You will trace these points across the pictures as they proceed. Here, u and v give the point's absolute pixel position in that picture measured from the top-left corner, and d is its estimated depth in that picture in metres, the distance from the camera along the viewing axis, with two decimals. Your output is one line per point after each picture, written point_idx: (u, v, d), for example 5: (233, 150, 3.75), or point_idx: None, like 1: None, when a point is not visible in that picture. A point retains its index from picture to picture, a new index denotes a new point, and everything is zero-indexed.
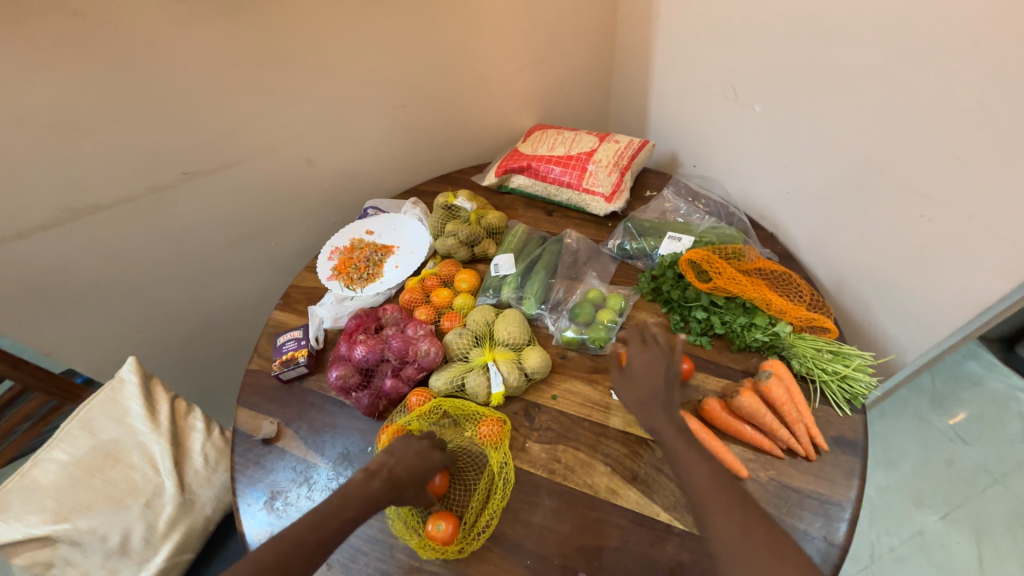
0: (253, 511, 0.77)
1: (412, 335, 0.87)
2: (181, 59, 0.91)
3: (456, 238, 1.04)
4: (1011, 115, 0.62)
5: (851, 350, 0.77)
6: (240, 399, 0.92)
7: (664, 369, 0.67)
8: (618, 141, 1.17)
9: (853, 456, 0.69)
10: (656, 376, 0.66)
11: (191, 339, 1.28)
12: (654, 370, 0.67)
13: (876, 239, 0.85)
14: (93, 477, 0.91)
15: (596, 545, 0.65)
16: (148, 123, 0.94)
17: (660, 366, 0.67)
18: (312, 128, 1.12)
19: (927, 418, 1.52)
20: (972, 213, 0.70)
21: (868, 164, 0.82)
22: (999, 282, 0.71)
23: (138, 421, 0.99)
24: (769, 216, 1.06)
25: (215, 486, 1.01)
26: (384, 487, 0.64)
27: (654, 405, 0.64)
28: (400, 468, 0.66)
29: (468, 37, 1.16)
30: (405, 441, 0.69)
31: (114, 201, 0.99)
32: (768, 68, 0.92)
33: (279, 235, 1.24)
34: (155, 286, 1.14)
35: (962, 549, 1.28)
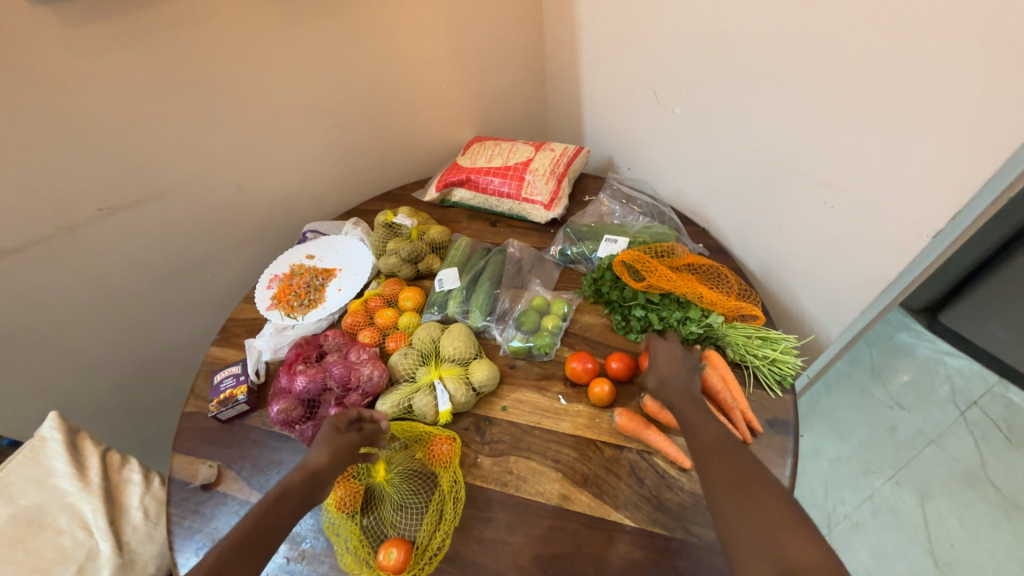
0: (192, 564, 0.72)
1: (354, 361, 0.84)
2: (89, 92, 0.87)
3: (398, 256, 1.03)
4: (886, 106, 0.69)
5: (778, 334, 0.81)
6: (176, 445, 0.86)
7: (682, 357, 0.71)
8: (554, 148, 1.19)
9: (786, 436, 0.73)
10: (671, 362, 0.70)
11: (124, 384, 1.20)
12: (673, 357, 0.71)
13: (793, 228, 0.91)
14: (14, 549, 0.82)
15: (550, 553, 0.65)
16: (55, 160, 0.89)
17: (678, 353, 0.71)
18: (240, 154, 1.08)
19: (867, 389, 1.62)
20: (867, 197, 0.77)
21: (778, 158, 0.87)
22: (897, 261, 0.77)
23: (65, 480, 0.92)
24: (700, 212, 1.11)
25: (157, 543, 0.94)
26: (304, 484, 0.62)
27: (677, 383, 0.67)
28: (316, 456, 0.65)
29: (397, 55, 1.16)
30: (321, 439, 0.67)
31: (22, 245, 0.92)
32: (683, 74, 0.97)
33: (214, 267, 1.19)
34: (79, 332, 1.07)
35: (908, 508, 1.37)
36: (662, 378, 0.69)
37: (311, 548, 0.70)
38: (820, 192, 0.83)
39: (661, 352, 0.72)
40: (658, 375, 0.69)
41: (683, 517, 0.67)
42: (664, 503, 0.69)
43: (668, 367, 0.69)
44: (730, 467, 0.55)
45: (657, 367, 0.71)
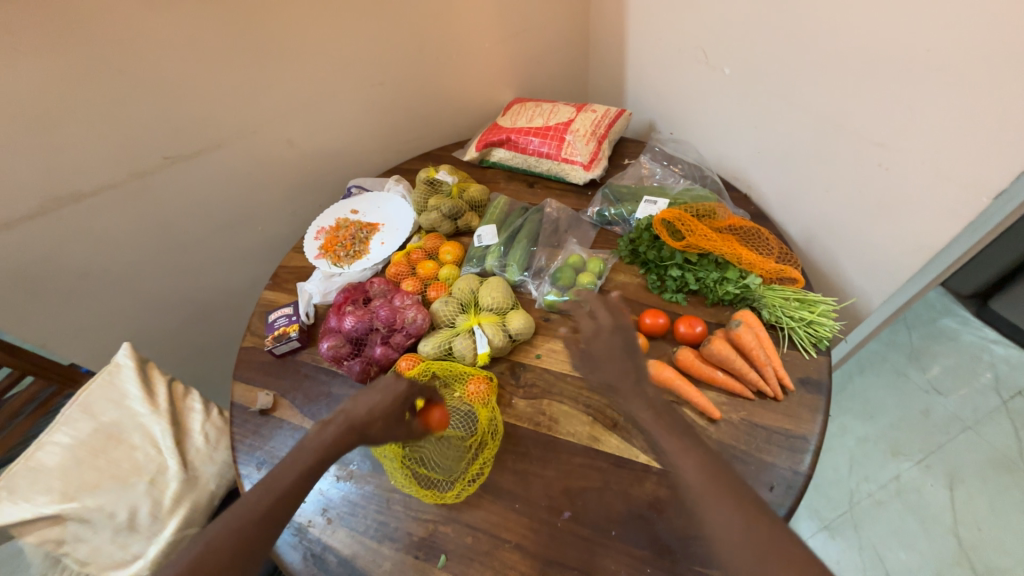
0: (254, 476, 0.80)
1: (399, 305, 0.89)
2: (155, 43, 0.92)
3: (439, 212, 1.06)
4: (956, 60, 0.65)
5: (817, 297, 0.81)
6: (236, 375, 0.94)
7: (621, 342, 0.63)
8: (595, 110, 1.18)
9: (818, 395, 0.74)
10: (617, 358, 0.62)
11: (184, 324, 1.30)
12: (612, 347, 0.63)
13: (842, 193, 0.89)
14: (98, 458, 0.94)
15: (579, 487, 0.70)
16: (126, 109, 0.95)
17: (617, 340, 0.63)
18: (289, 108, 1.12)
19: (904, 373, 1.58)
20: (924, 159, 0.74)
21: (832, 120, 0.84)
22: (949, 228, 0.75)
23: (137, 403, 1.01)
24: (743, 178, 1.09)
25: (218, 464, 1.03)
26: (341, 430, 0.63)
27: (626, 388, 0.60)
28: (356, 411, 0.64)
29: (443, 11, 1.16)
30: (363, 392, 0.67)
31: (97, 189, 1.00)
32: (736, 31, 0.94)
33: (265, 219, 1.26)
34: (145, 274, 1.16)
35: (935, 492, 1.35)
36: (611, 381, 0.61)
37: (358, 469, 0.77)
38: (875, 154, 0.80)
39: (597, 341, 0.64)
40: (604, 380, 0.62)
41: None
42: None
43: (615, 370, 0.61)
44: (734, 525, 0.49)
45: (601, 368, 0.63)
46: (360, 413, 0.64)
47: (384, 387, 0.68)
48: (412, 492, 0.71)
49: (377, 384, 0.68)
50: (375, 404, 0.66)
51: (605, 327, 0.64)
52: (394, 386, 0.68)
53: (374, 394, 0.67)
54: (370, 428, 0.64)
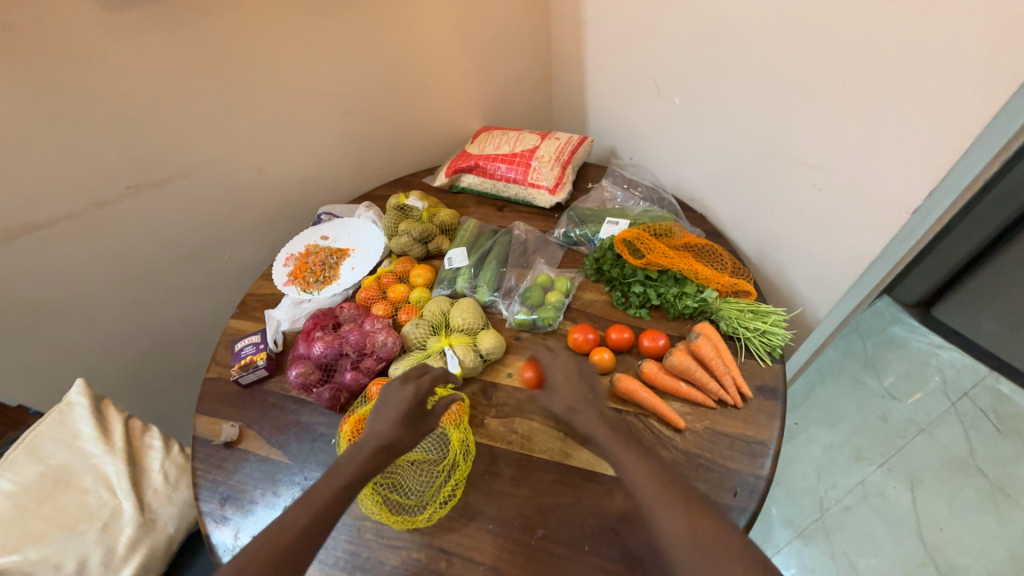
0: (217, 514, 0.77)
1: (369, 329, 0.90)
2: (121, 75, 0.92)
3: (409, 236, 1.08)
4: (869, 91, 0.74)
5: (769, 308, 0.86)
6: (199, 408, 0.91)
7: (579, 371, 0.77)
8: (558, 137, 1.24)
9: (774, 401, 0.78)
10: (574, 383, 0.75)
11: (144, 357, 1.25)
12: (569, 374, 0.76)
13: (785, 212, 0.96)
14: (44, 505, 0.87)
15: (552, 503, 0.70)
16: (87, 139, 0.94)
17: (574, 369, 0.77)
18: (259, 137, 1.13)
19: (861, 380, 1.66)
20: (853, 178, 0.81)
21: (771, 145, 0.92)
22: (879, 241, 0.82)
23: (90, 443, 0.97)
24: (698, 199, 1.16)
25: (177, 505, 0.98)
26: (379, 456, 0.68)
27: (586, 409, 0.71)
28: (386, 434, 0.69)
29: (410, 46, 1.21)
30: (381, 415, 0.72)
31: (54, 219, 0.97)
32: (682, 65, 1.02)
33: (232, 247, 1.24)
34: (103, 306, 1.12)
35: (898, 494, 1.41)
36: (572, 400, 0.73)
37: None
38: (810, 176, 0.88)
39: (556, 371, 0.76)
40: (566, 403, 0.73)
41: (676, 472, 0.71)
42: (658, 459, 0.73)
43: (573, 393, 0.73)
44: (685, 525, 0.56)
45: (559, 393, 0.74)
46: (385, 433, 0.69)
47: (396, 397, 0.73)
48: (380, 517, 0.69)
49: (387, 402, 0.73)
50: (393, 419, 0.71)
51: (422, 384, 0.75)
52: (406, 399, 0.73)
53: (386, 409, 0.72)
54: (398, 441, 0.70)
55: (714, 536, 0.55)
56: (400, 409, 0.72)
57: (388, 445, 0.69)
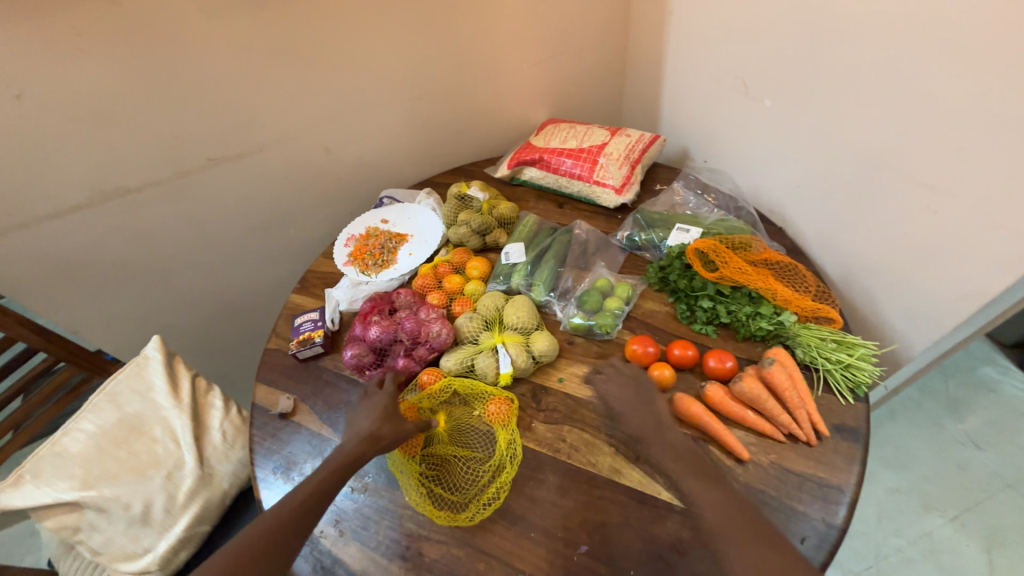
0: (270, 480, 0.80)
1: (424, 318, 0.89)
2: (211, 50, 0.96)
3: (468, 227, 1.07)
4: (1014, 105, 0.64)
5: (856, 340, 0.78)
6: (259, 376, 0.95)
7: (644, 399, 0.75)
8: (629, 134, 1.18)
9: (854, 444, 0.70)
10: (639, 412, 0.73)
11: (211, 320, 1.33)
12: (635, 404, 0.74)
13: (885, 233, 0.86)
14: (119, 448, 0.94)
15: (598, 520, 0.68)
16: (178, 111, 0.99)
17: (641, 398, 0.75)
18: (331, 118, 1.15)
19: (939, 423, 1.50)
20: (978, 204, 0.71)
21: (877, 157, 0.82)
22: (1003, 276, 0.72)
23: (162, 396, 1.02)
24: (778, 211, 1.07)
25: (233, 462, 1.03)
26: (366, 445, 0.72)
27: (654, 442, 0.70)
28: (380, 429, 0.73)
29: (485, 31, 1.19)
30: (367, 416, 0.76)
31: (143, 184, 1.04)
32: (779, 64, 0.93)
33: (298, 223, 1.28)
34: (179, 269, 1.19)
35: (971, 553, 1.26)
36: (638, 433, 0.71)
37: (373, 482, 0.76)
38: (923, 197, 0.78)
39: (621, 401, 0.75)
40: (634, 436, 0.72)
41: None
42: None
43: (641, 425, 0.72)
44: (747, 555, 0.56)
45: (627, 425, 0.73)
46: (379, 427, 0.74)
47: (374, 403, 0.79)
48: (423, 510, 0.71)
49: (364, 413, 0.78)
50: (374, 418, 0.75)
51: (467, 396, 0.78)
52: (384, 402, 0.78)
53: (367, 412, 0.77)
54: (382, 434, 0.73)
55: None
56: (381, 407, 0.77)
57: (374, 437, 0.73)
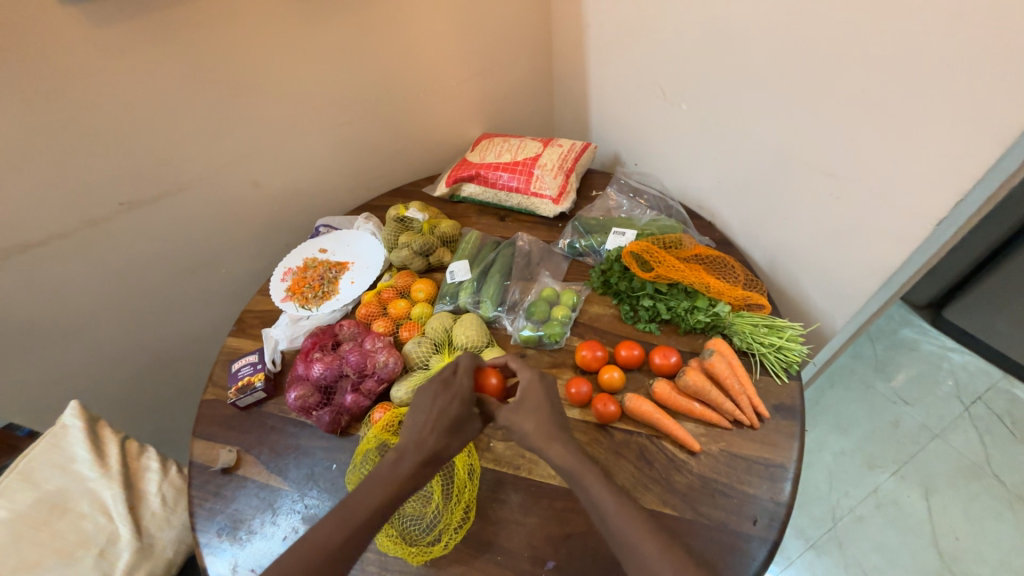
0: (215, 544, 0.75)
1: (370, 349, 0.87)
2: (112, 89, 0.89)
3: (410, 248, 1.05)
4: (892, 99, 0.71)
5: (784, 322, 0.84)
6: (196, 432, 0.89)
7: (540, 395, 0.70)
8: (562, 144, 1.21)
9: (792, 421, 0.75)
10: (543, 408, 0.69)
11: (142, 375, 1.23)
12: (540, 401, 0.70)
13: (800, 219, 0.93)
14: (39, 532, 0.82)
15: (563, 533, 0.67)
16: (80, 156, 0.91)
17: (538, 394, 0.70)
18: (256, 149, 1.10)
19: (871, 384, 1.61)
20: (872, 188, 0.79)
21: (785, 152, 0.89)
22: (902, 250, 0.79)
23: (85, 467, 0.91)
24: (706, 206, 1.13)
25: (176, 527, 0.92)
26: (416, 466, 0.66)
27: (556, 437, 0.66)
28: (428, 442, 0.67)
29: (409, 52, 1.18)
30: (423, 421, 0.69)
31: (46, 238, 0.94)
32: (690, 70, 0.99)
33: (229, 261, 1.22)
34: (98, 324, 1.09)
35: (912, 502, 1.36)
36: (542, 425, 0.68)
37: None
38: (828, 184, 0.85)
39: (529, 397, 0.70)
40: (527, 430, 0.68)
41: (692, 499, 0.69)
42: (673, 484, 0.70)
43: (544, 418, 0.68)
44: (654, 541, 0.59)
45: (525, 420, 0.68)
46: (427, 441, 0.67)
47: (426, 408, 0.70)
48: (400, 555, 0.67)
49: (424, 407, 0.70)
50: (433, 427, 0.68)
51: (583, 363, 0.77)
52: (442, 409, 0.69)
53: (418, 416, 0.69)
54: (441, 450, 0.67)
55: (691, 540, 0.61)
56: (433, 419, 0.69)
57: (432, 457, 0.67)
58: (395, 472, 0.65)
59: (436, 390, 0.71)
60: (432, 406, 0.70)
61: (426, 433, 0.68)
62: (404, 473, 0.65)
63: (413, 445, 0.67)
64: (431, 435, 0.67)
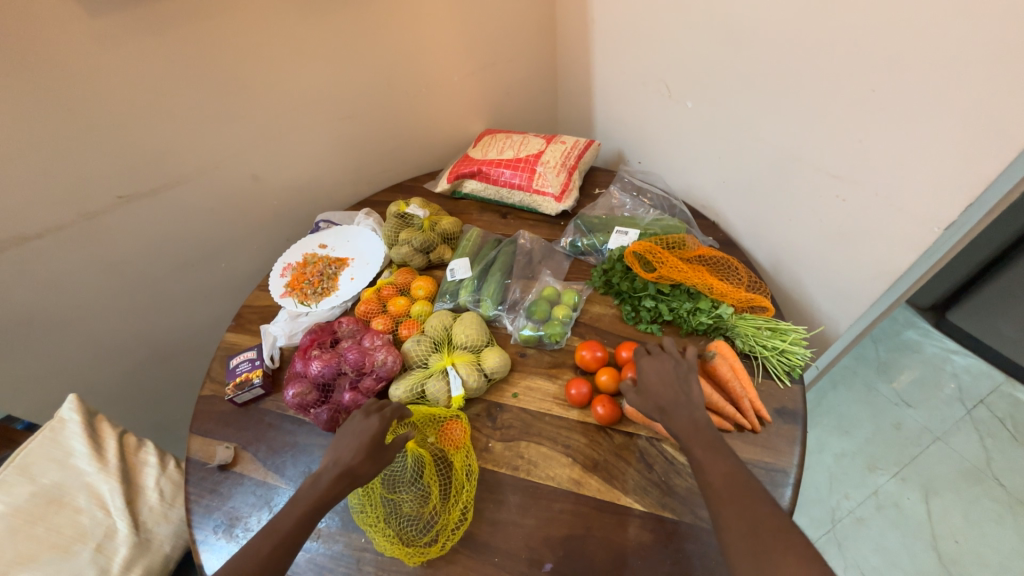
0: (211, 541, 0.74)
1: (368, 346, 0.86)
2: (108, 81, 0.88)
3: (410, 245, 1.04)
4: (901, 100, 0.69)
5: (788, 325, 0.83)
6: (193, 427, 0.88)
7: (674, 373, 0.69)
8: (564, 141, 1.20)
9: (794, 425, 0.74)
10: (671, 386, 0.67)
11: (140, 369, 1.22)
12: (665, 377, 0.68)
13: (805, 221, 0.91)
14: (35, 526, 0.82)
15: (561, 534, 0.67)
16: (76, 148, 0.90)
17: (669, 370, 0.69)
18: (255, 143, 1.09)
19: (874, 386, 1.60)
20: (879, 191, 0.77)
21: (791, 153, 0.88)
22: (909, 254, 0.77)
23: (83, 461, 0.90)
24: (710, 205, 1.12)
25: (173, 522, 0.92)
26: (333, 482, 0.64)
27: (677, 412, 0.65)
28: (347, 459, 0.66)
29: (410, 45, 1.17)
30: (346, 439, 0.68)
31: (42, 231, 0.94)
32: (695, 67, 0.97)
33: (228, 256, 1.21)
34: (95, 318, 1.09)
35: (913, 504, 1.36)
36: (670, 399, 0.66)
37: (327, 527, 0.72)
38: (835, 186, 0.83)
39: (654, 373, 0.69)
40: (658, 403, 0.66)
41: (691, 502, 0.68)
42: (673, 488, 0.70)
43: (669, 395, 0.66)
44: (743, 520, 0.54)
45: (652, 392, 0.67)
46: (347, 457, 0.66)
47: (354, 427, 0.69)
48: (395, 554, 0.66)
49: (350, 428, 0.69)
50: (355, 446, 0.67)
51: (666, 357, 0.71)
52: (366, 428, 0.69)
53: (343, 435, 0.69)
54: (358, 469, 0.66)
55: (780, 550, 0.52)
56: (358, 437, 0.68)
57: (349, 472, 0.65)
58: (315, 486, 0.64)
59: (369, 411, 0.72)
60: (355, 424, 0.70)
61: (347, 450, 0.67)
62: (322, 489, 0.64)
63: (331, 464, 0.66)
64: (351, 453, 0.66)
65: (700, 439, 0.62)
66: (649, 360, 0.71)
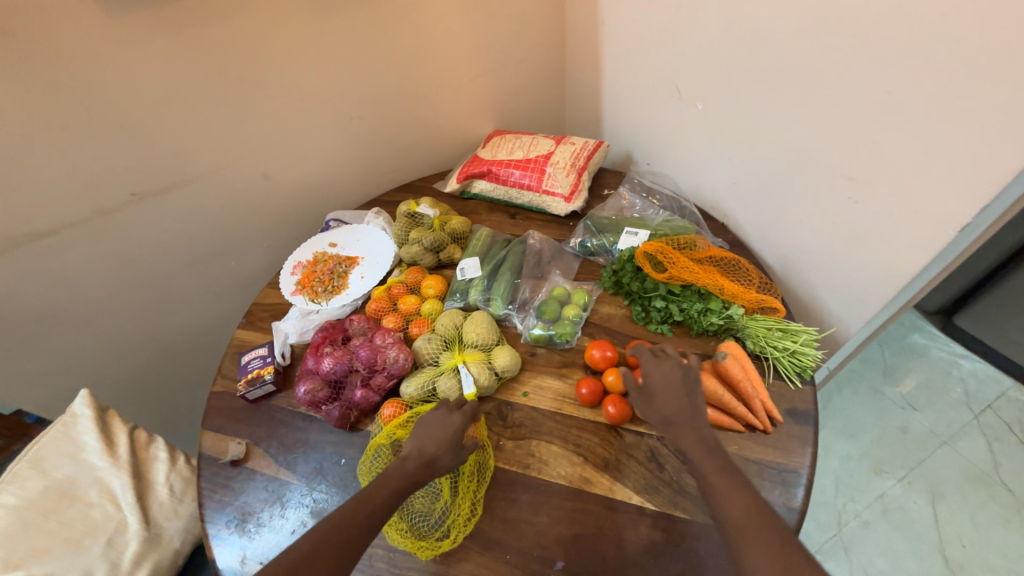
0: (224, 535, 0.75)
1: (380, 344, 0.86)
2: (124, 79, 0.89)
3: (420, 245, 1.04)
4: (914, 102, 0.70)
5: (798, 326, 0.83)
6: (205, 423, 0.89)
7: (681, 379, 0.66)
8: (574, 142, 1.20)
9: (805, 426, 0.74)
10: (678, 393, 0.65)
11: (151, 365, 1.23)
12: (671, 383, 0.66)
13: (815, 223, 0.92)
14: (47, 520, 0.82)
15: (573, 533, 0.67)
16: (92, 146, 0.91)
17: (677, 376, 0.67)
18: (267, 142, 1.10)
19: (880, 390, 1.60)
20: (893, 193, 0.77)
21: (802, 155, 0.88)
22: (921, 256, 0.77)
23: (94, 456, 0.91)
24: (718, 207, 1.12)
25: (183, 518, 0.93)
26: (418, 467, 0.65)
27: (682, 422, 0.63)
28: (429, 446, 0.67)
29: (421, 46, 1.17)
30: (428, 428, 0.69)
31: (57, 227, 0.95)
32: (706, 69, 0.98)
33: (239, 253, 1.22)
34: (107, 314, 1.09)
35: (919, 508, 1.35)
36: (673, 409, 0.64)
37: None
38: (846, 188, 0.84)
39: (658, 379, 0.67)
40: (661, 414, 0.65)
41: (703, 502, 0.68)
42: (684, 487, 0.70)
43: (675, 404, 0.65)
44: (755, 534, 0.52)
45: (656, 402, 0.66)
46: (431, 447, 0.67)
47: (437, 420, 0.71)
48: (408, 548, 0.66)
49: (433, 419, 0.71)
50: (438, 438, 0.68)
51: (667, 361, 0.68)
52: (450, 422, 0.70)
53: (428, 425, 0.70)
54: (439, 460, 0.67)
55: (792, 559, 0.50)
56: (443, 428, 0.69)
57: (431, 461, 0.66)
58: (401, 468, 0.65)
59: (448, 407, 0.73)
60: (437, 416, 0.71)
61: (432, 439, 0.68)
62: (408, 473, 0.65)
63: (416, 450, 0.67)
64: (435, 443, 0.68)
65: (707, 455, 0.60)
66: (654, 365, 0.69)
